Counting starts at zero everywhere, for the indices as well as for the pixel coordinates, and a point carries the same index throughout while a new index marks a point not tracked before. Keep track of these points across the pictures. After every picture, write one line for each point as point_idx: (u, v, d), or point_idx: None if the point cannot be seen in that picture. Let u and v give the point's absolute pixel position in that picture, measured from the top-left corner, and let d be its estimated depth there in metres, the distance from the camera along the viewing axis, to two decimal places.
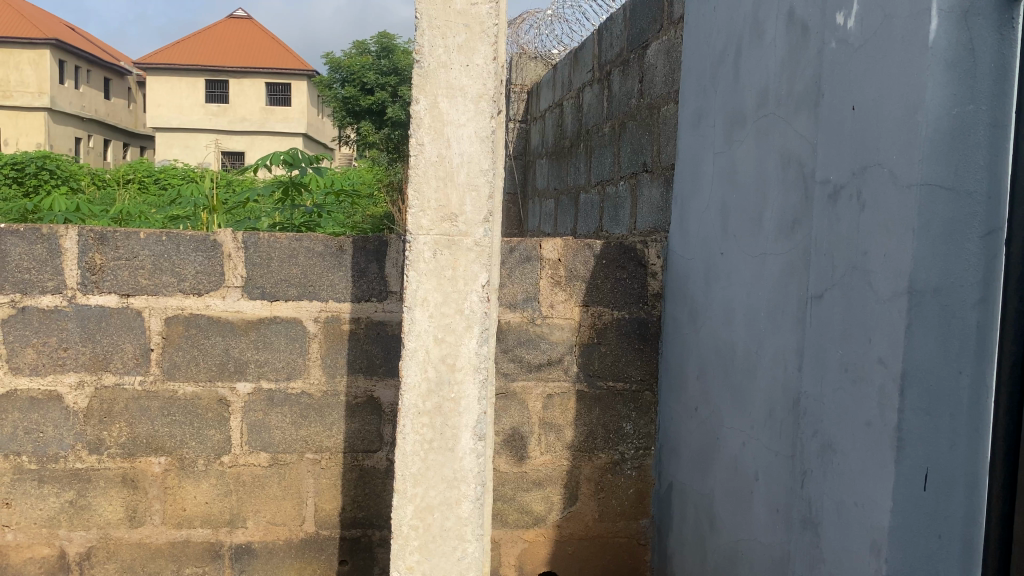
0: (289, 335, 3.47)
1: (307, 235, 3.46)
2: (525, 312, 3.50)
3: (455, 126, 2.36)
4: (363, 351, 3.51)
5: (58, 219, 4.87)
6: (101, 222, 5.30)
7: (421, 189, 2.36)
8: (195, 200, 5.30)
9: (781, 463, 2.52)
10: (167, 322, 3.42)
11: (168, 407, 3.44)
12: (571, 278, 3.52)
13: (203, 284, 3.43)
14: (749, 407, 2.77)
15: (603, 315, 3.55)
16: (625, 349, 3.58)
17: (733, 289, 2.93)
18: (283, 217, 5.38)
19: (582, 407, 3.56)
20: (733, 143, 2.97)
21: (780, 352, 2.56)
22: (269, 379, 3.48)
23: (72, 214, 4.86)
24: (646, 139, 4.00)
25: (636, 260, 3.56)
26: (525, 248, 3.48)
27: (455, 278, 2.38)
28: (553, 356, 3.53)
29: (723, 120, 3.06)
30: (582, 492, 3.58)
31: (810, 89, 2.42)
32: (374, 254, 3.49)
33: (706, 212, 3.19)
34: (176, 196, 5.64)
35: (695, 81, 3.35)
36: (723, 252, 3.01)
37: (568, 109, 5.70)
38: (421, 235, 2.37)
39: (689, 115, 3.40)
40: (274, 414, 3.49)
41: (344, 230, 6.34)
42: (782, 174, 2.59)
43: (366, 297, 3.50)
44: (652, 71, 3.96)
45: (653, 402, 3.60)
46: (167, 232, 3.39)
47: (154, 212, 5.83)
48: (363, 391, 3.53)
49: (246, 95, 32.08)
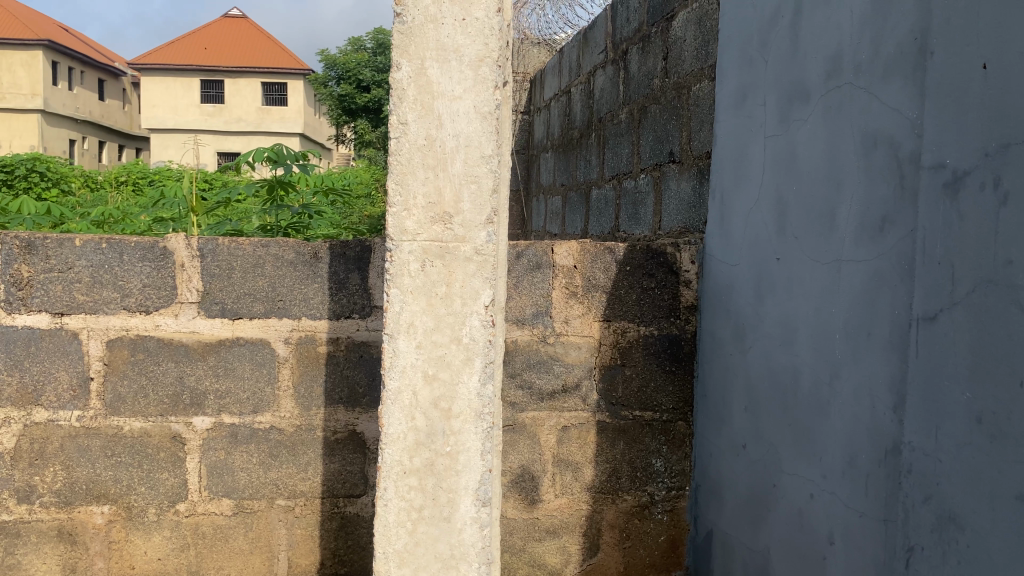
0: (254, 359, 2.92)
1: (274, 240, 2.90)
2: (536, 328, 2.96)
3: (447, 99, 1.82)
4: (344, 377, 2.96)
5: (26, 223, 4.32)
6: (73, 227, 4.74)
7: (405, 182, 1.83)
8: (176, 201, 4.72)
9: (867, 528, 1.98)
10: (110, 346, 2.87)
11: (112, 446, 2.89)
12: (590, 289, 2.97)
13: (152, 300, 2.87)
14: (818, 453, 2.23)
15: (627, 332, 2.99)
16: (655, 372, 3.02)
17: (793, 303, 2.38)
18: (271, 219, 4.79)
19: (604, 442, 3.01)
20: (791, 124, 2.42)
21: (863, 386, 2.02)
22: (232, 413, 2.93)
23: (41, 218, 4.30)
24: (672, 124, 3.44)
25: (666, 266, 3.01)
26: (534, 253, 2.93)
27: (450, 297, 1.84)
28: (569, 382, 2.98)
29: (777, 97, 2.51)
30: (604, 542, 3.03)
31: (906, 49, 1.88)
32: (355, 261, 2.94)
33: (753, 208, 2.64)
34: (159, 196, 5.06)
35: (738, 51, 2.79)
36: (779, 258, 2.47)
37: (577, 96, 5.14)
38: (406, 241, 1.83)
39: (729, 93, 2.85)
40: (238, 454, 2.94)
41: (340, 232, 5.77)
42: (865, 159, 2.04)
43: (346, 313, 2.94)
44: (679, 46, 3.41)
45: (688, 434, 3.05)
46: (106, 238, 2.83)
47: (135, 214, 5.27)
48: (344, 425, 2.97)
49: (241, 94, 31.46)
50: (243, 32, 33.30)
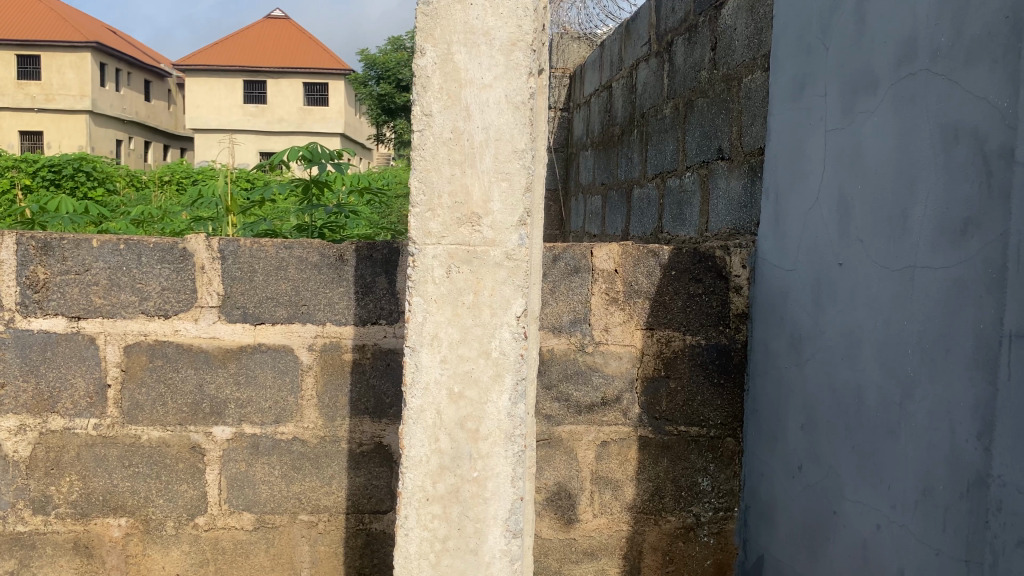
0: (277, 367, 2.78)
1: (298, 241, 2.75)
2: (573, 337, 2.78)
3: (476, 87, 1.65)
4: (369, 387, 2.80)
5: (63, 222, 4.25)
6: (112, 226, 4.68)
7: (428, 179, 1.66)
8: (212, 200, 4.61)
9: (946, 568, 1.77)
10: (127, 351, 2.74)
11: (130, 456, 2.77)
12: (631, 295, 2.78)
13: (171, 304, 2.74)
14: (886, 479, 2.02)
15: (672, 341, 2.80)
16: (702, 384, 2.81)
17: (857, 312, 2.17)
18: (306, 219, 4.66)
19: (646, 458, 2.81)
20: (856, 116, 2.20)
21: (941, 409, 1.81)
22: (253, 423, 2.78)
23: (79, 217, 4.22)
24: (721, 118, 3.22)
25: (714, 271, 2.80)
26: (572, 256, 2.75)
27: (478, 307, 1.67)
28: (608, 394, 2.80)
29: (839, 87, 2.29)
30: (646, 565, 2.84)
31: (997, 30, 1.66)
32: (382, 264, 2.77)
33: (812, 209, 2.43)
34: (196, 194, 4.98)
35: (795, 38, 2.57)
36: (841, 263, 2.25)
37: (618, 91, 4.94)
38: (431, 245, 1.67)
39: (785, 84, 2.63)
40: (259, 466, 2.79)
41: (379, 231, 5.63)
42: (943, 154, 1.82)
43: (372, 319, 2.78)
44: (729, 35, 3.19)
45: (737, 451, 2.84)
46: (124, 239, 2.70)
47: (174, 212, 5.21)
48: (370, 437, 2.81)
49: (283, 94, 31.67)
50: (284, 32, 33.54)
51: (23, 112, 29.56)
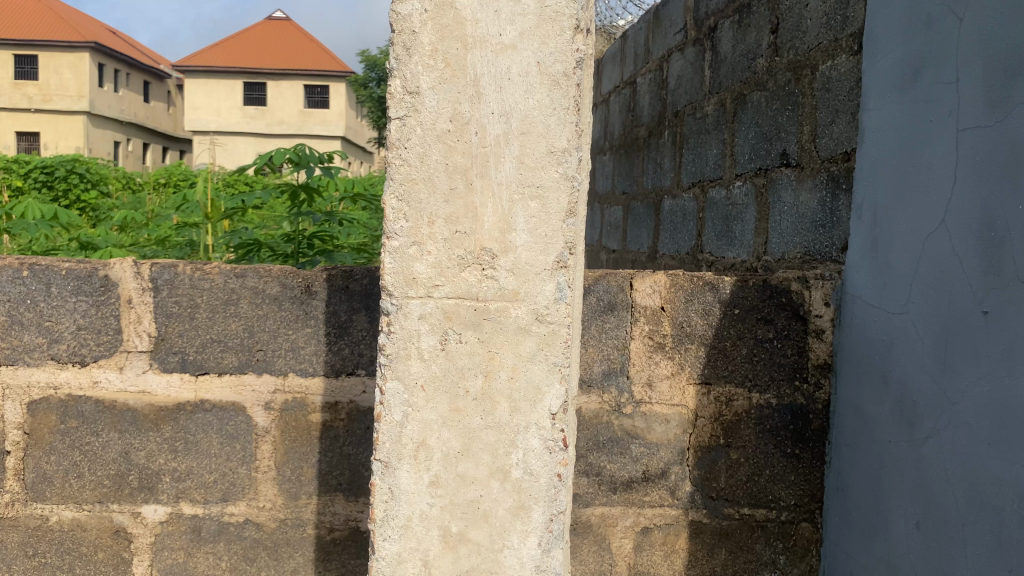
0: (224, 430, 2.16)
1: (254, 267, 2.12)
2: (607, 393, 2.17)
3: (493, 51, 1.31)
4: (343, 457, 2.18)
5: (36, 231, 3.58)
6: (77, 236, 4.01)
7: (415, 196, 1.35)
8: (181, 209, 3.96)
9: None
10: (31, 410, 2.12)
11: (34, 543, 2.15)
12: (681, 340, 2.17)
13: (90, 349, 2.12)
14: None
15: (733, 400, 2.18)
16: (771, 456, 2.19)
17: (1018, 384, 1.54)
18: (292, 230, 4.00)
19: (698, 550, 2.20)
20: (1013, 109, 1.58)
21: None
22: (195, 501, 2.16)
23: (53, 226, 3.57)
24: (786, 115, 2.61)
25: (789, 309, 2.17)
26: (605, 289, 2.14)
27: (488, 406, 1.36)
28: (651, 468, 2.19)
29: (983, 70, 1.67)
30: None
31: None
32: (360, 298, 2.15)
33: (935, 234, 1.80)
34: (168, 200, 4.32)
35: (906, 8, 1.96)
36: (987, 312, 1.63)
37: (643, 88, 4.34)
38: (415, 298, 1.36)
39: (890, 68, 2.02)
40: (201, 556, 2.18)
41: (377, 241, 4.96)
42: None
43: (348, 370, 2.16)
44: (797, 13, 2.59)
45: (814, 541, 2.21)
46: (26, 263, 2.07)
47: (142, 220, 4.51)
48: (344, 521, 2.19)
49: (283, 96, 31.06)
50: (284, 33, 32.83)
51: (18, 113, 28.86)
